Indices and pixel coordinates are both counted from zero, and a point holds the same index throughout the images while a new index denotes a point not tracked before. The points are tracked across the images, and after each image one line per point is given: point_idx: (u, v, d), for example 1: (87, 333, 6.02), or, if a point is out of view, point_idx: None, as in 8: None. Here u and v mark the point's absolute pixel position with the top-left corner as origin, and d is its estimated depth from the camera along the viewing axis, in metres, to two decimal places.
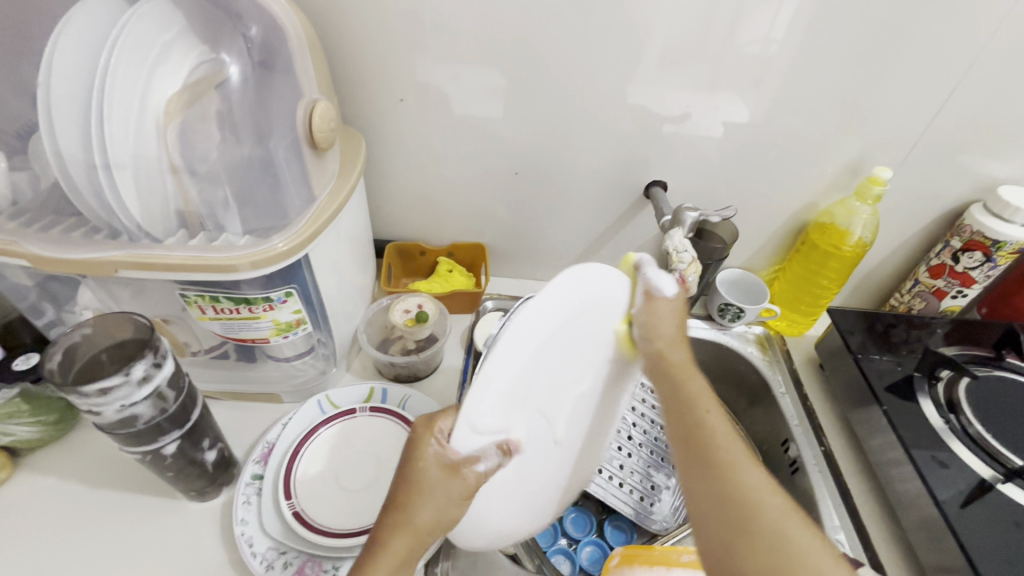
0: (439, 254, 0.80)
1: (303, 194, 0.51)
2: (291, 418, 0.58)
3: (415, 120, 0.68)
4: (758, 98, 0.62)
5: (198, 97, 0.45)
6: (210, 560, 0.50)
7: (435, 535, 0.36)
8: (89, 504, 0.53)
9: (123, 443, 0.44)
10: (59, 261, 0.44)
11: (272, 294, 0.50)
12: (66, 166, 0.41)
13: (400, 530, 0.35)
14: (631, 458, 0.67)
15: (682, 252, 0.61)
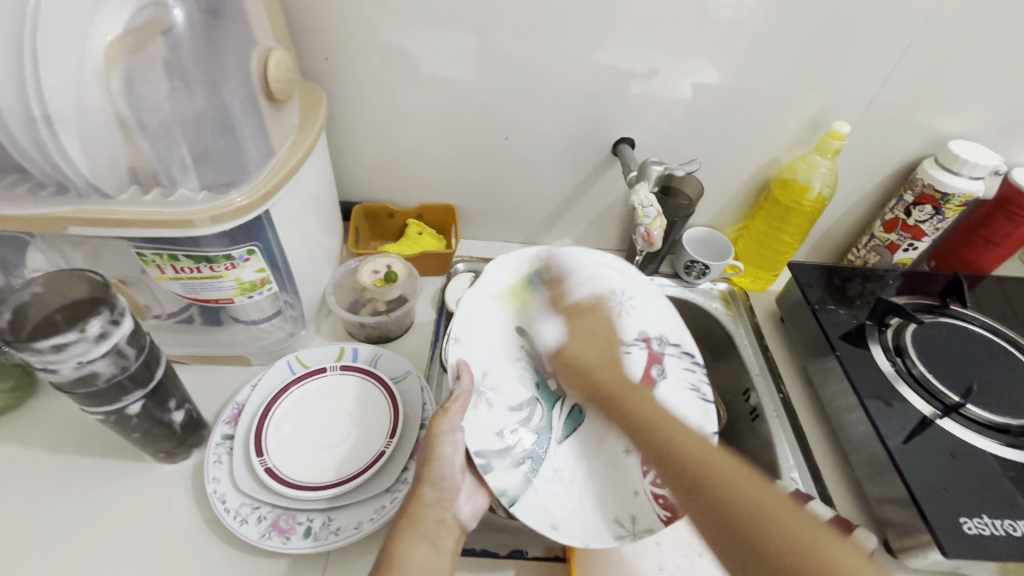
0: (408, 216, 0.79)
1: (261, 147, 0.50)
2: (260, 380, 0.58)
3: (377, 77, 0.66)
4: (723, 58, 0.62)
5: (143, 43, 0.42)
6: (182, 518, 0.50)
7: (444, 510, 0.47)
8: (53, 470, 0.53)
9: (83, 404, 0.43)
10: (12, 218, 0.44)
11: (233, 251, 0.49)
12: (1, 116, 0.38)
13: (415, 519, 0.46)
14: None
15: (648, 207, 0.61)
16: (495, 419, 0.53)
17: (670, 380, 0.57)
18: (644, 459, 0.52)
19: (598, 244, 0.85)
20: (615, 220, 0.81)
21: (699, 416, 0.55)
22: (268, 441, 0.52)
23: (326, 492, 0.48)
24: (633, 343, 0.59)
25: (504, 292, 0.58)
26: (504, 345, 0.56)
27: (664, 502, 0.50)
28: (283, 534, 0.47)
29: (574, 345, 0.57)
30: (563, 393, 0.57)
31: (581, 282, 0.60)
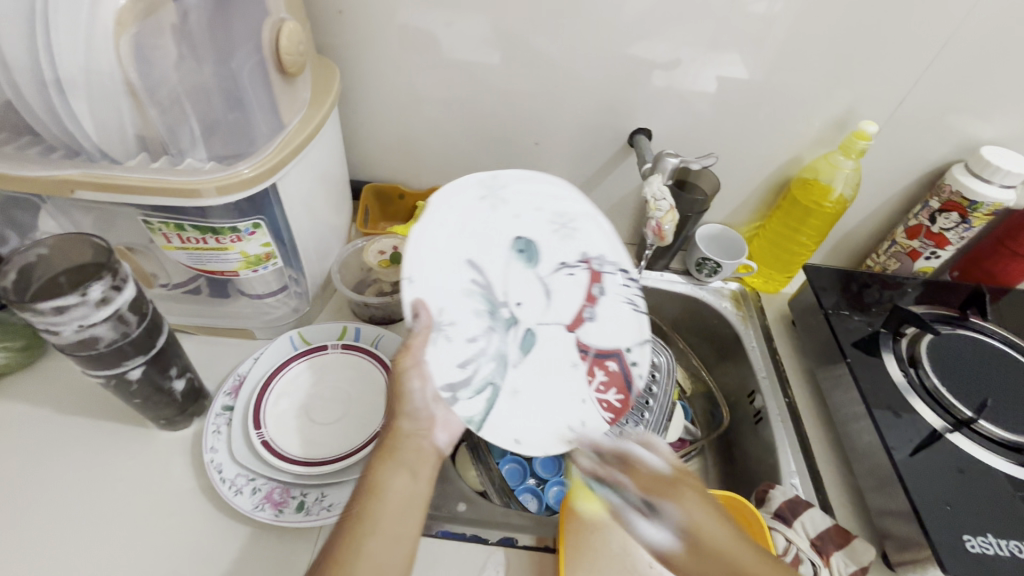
0: (418, 198, 0.78)
1: (272, 122, 0.50)
2: (263, 353, 0.58)
3: (391, 55, 0.65)
4: (747, 49, 0.60)
5: (154, 9, 0.41)
6: (179, 485, 0.51)
7: (422, 445, 0.47)
8: (57, 430, 0.54)
9: (85, 366, 0.43)
10: (21, 179, 0.44)
11: (239, 225, 0.49)
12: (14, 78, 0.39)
13: (391, 455, 0.45)
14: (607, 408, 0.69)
15: (660, 199, 0.58)
16: (450, 350, 0.48)
17: (609, 296, 0.58)
18: (591, 370, 0.55)
19: None
20: (628, 213, 0.80)
21: (631, 327, 0.57)
22: (267, 414, 0.53)
23: (320, 469, 0.49)
24: (573, 263, 0.57)
25: (455, 211, 0.52)
26: (456, 278, 0.50)
27: (607, 406, 0.54)
28: (276, 507, 0.48)
29: (521, 269, 0.54)
30: (517, 318, 0.53)
31: (520, 202, 0.56)
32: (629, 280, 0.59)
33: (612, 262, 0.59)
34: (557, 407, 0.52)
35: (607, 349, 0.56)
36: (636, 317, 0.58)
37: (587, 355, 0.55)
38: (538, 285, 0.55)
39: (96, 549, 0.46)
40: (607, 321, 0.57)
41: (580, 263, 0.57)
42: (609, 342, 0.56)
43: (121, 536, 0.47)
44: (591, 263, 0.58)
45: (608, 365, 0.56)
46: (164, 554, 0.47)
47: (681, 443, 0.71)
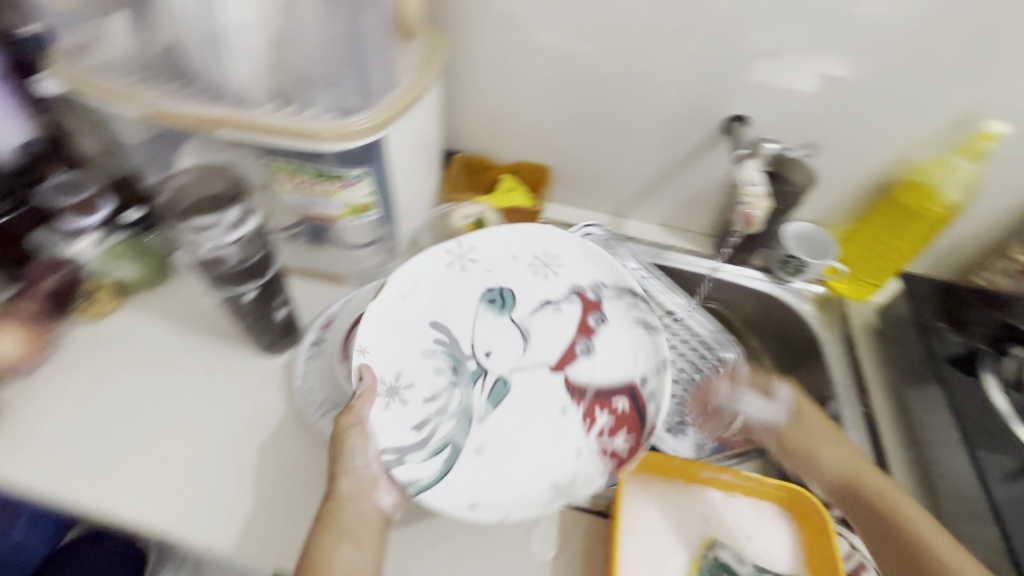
0: (503, 171, 0.81)
1: (387, 78, 0.53)
2: (353, 297, 0.63)
3: (493, 28, 0.66)
4: (863, 35, 0.57)
5: None
6: (272, 404, 0.57)
7: (364, 506, 0.46)
8: (175, 342, 0.61)
9: (210, 283, 0.49)
10: (172, 113, 0.50)
11: (348, 171, 0.53)
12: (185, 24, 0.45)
13: (329, 522, 0.44)
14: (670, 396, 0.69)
15: (751, 183, 0.57)
16: (400, 415, 0.51)
17: (609, 326, 0.57)
18: (587, 413, 0.52)
19: (688, 226, 0.82)
20: (711, 204, 0.78)
21: (643, 355, 0.54)
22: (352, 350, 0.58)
23: None
24: (564, 297, 0.59)
25: (420, 282, 0.57)
26: (418, 342, 0.55)
27: (610, 453, 0.50)
28: None
29: (495, 317, 0.58)
30: (486, 368, 0.55)
31: (494, 258, 0.60)
32: (637, 304, 0.57)
33: (613, 284, 0.59)
34: (547, 452, 0.51)
35: (612, 385, 0.54)
36: (650, 338, 0.55)
37: (584, 396, 0.53)
38: (515, 330, 0.57)
39: (206, 446, 0.54)
40: (606, 355, 0.55)
41: (570, 293, 0.59)
42: (613, 377, 0.54)
43: (226, 438, 0.54)
44: (587, 295, 0.59)
45: (615, 405, 0.52)
46: (261, 460, 0.53)
47: None
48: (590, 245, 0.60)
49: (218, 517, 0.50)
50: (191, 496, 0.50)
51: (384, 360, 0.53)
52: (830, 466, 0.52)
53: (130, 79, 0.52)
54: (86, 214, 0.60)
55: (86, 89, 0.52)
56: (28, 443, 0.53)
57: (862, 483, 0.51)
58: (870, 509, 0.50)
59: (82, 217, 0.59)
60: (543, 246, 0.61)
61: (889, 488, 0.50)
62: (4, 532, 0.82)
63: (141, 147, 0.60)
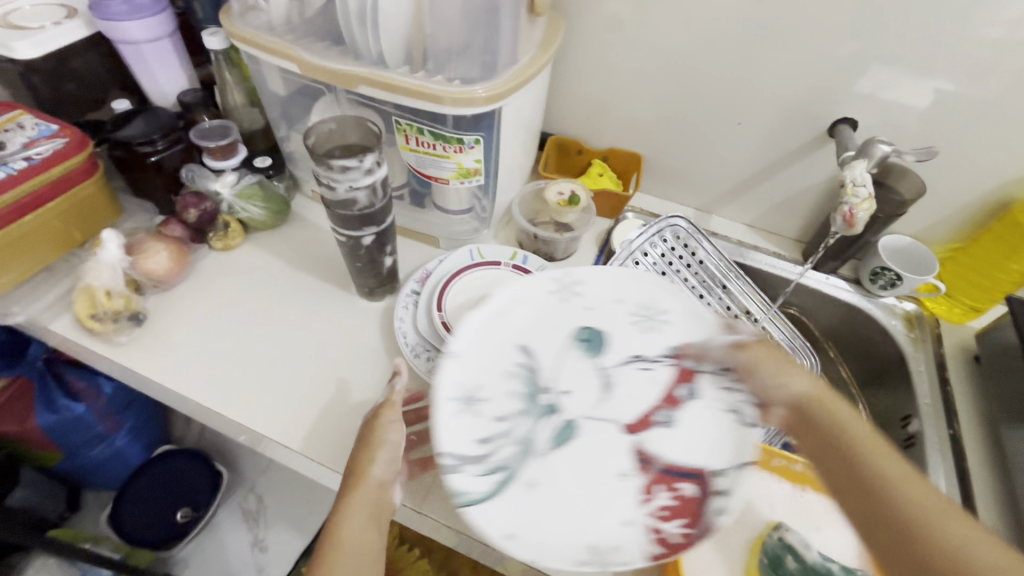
0: (594, 156, 0.83)
1: (513, 52, 0.57)
2: (448, 257, 0.67)
3: (608, 16, 0.69)
4: (999, 42, 0.55)
5: None
6: (370, 343, 0.63)
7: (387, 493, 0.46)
8: (290, 278, 0.68)
9: (338, 225, 0.55)
10: (320, 69, 0.56)
11: (464, 137, 0.58)
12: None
13: (355, 495, 0.44)
14: None
15: (860, 185, 0.57)
16: (468, 427, 0.48)
17: (699, 402, 0.51)
18: (648, 487, 0.48)
19: (776, 229, 0.82)
20: (804, 208, 0.77)
21: (727, 446, 0.49)
22: (447, 302, 0.63)
23: None
24: (658, 358, 0.54)
25: (521, 302, 0.55)
26: (502, 356, 0.52)
27: (660, 537, 0.46)
28: None
29: (580, 358, 0.54)
30: (558, 406, 0.52)
31: (600, 297, 0.56)
32: (733, 388, 0.51)
33: (714, 360, 0.52)
34: (597, 506, 0.47)
35: (686, 466, 0.49)
36: (740, 433, 0.49)
37: (648, 467, 0.49)
38: (596, 376, 0.53)
39: (313, 372, 0.60)
40: (686, 431, 0.50)
41: (666, 356, 0.53)
42: (686, 459, 0.49)
43: (331, 367, 0.60)
44: (684, 362, 0.53)
45: (680, 487, 0.48)
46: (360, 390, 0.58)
47: None
48: (705, 317, 0.53)
49: (321, 434, 0.55)
50: (299, 413, 0.56)
51: (466, 369, 0.51)
52: (807, 398, 0.46)
53: (288, 38, 0.59)
54: (228, 156, 0.68)
55: (250, 43, 0.59)
56: (166, 347, 0.60)
57: (829, 415, 0.45)
58: (834, 453, 0.43)
59: (222, 159, 0.68)
60: (653, 299, 0.56)
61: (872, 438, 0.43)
62: (111, 436, 0.92)
63: (282, 100, 0.67)
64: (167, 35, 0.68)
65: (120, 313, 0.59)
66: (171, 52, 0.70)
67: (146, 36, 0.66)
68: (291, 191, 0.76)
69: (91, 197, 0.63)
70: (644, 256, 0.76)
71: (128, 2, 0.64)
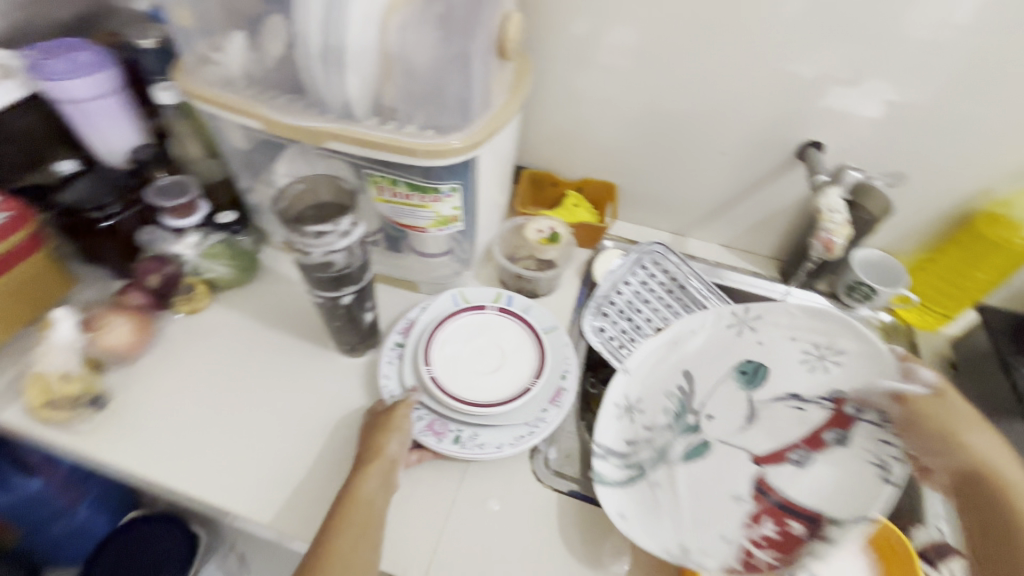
0: (569, 187, 0.83)
1: (486, 97, 0.55)
2: (429, 304, 0.65)
3: (576, 51, 0.69)
4: (951, 67, 0.58)
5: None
6: (354, 402, 0.60)
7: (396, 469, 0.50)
8: (263, 338, 0.65)
9: (314, 287, 0.52)
10: (284, 125, 0.54)
11: (441, 186, 0.56)
12: (311, 46, 0.49)
13: (372, 469, 0.49)
14: None
15: (834, 211, 0.59)
16: (622, 428, 0.60)
17: (847, 451, 0.51)
18: (757, 515, 0.52)
19: (752, 248, 0.83)
20: (777, 227, 0.79)
21: (852, 499, 0.48)
22: (433, 354, 0.59)
23: (469, 408, 0.55)
24: (817, 399, 0.54)
25: (696, 332, 0.62)
26: (666, 377, 0.62)
27: (746, 558, 0.50)
28: (436, 435, 0.55)
29: (734, 389, 0.59)
30: (703, 428, 0.59)
31: (776, 334, 0.58)
32: (889, 440, 0.49)
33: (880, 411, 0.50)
34: (703, 518, 0.52)
35: (811, 509, 0.50)
36: (876, 487, 0.48)
37: (763, 496, 0.52)
38: (744, 406, 0.58)
39: (296, 439, 0.56)
40: (817, 476, 0.51)
41: (825, 399, 0.54)
42: (807, 500, 0.51)
43: (315, 432, 0.57)
44: (845, 406, 0.52)
45: (789, 524, 0.50)
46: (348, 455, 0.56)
47: None
48: (888, 361, 0.51)
49: (310, 509, 0.52)
50: (285, 486, 0.53)
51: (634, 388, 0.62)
52: (972, 463, 0.46)
53: (248, 93, 0.56)
54: (188, 215, 0.64)
55: (209, 101, 0.57)
56: (133, 425, 0.56)
57: (1005, 488, 0.44)
58: (998, 524, 0.43)
59: (183, 219, 0.63)
60: (829, 341, 0.55)
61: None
62: (73, 507, 0.84)
63: (244, 153, 0.64)
64: (113, 92, 0.64)
65: (78, 399, 0.54)
66: (118, 110, 0.66)
67: (90, 93, 0.62)
68: (258, 245, 0.73)
69: (39, 270, 0.59)
70: (626, 284, 0.76)
71: (69, 61, 0.61)
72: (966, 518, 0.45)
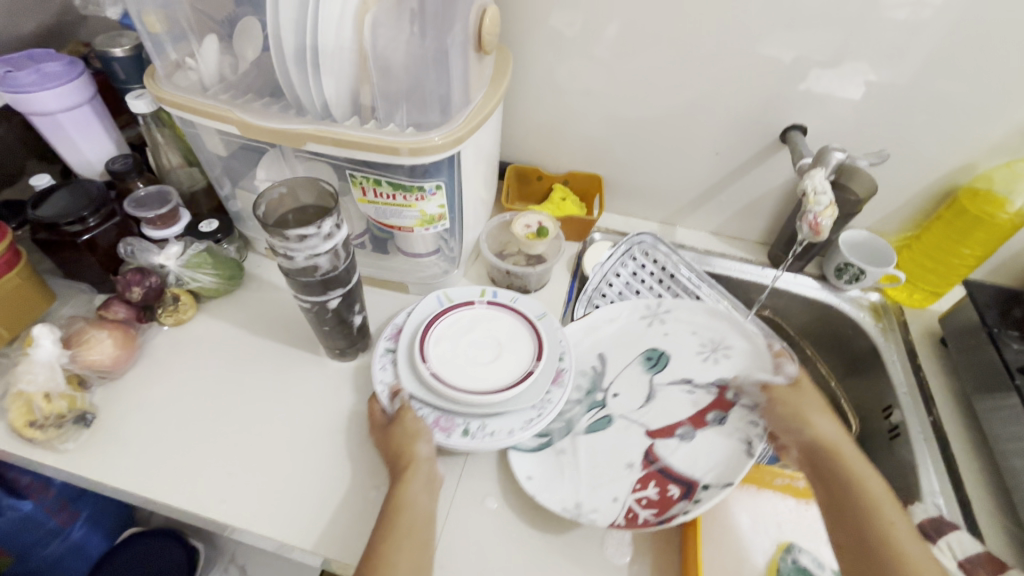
0: (554, 181, 0.82)
1: (467, 91, 0.55)
2: (414, 308, 0.63)
3: (555, 43, 0.68)
4: (928, 45, 0.58)
5: None
6: (347, 407, 0.59)
7: (434, 469, 0.50)
8: (252, 347, 0.64)
9: (299, 292, 0.51)
10: (261, 128, 0.53)
11: (424, 184, 0.55)
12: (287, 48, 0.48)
13: (410, 474, 0.48)
14: None
15: (821, 193, 0.58)
16: None
17: (722, 429, 0.56)
18: (645, 478, 0.53)
19: (740, 234, 0.83)
20: (764, 212, 0.79)
21: (722, 467, 0.53)
22: (429, 351, 0.58)
23: (478, 398, 0.53)
24: (705, 385, 0.60)
25: (614, 320, 0.66)
26: (580, 355, 0.64)
27: (630, 515, 0.51)
28: (445, 431, 0.53)
29: (639, 371, 0.62)
30: (608, 403, 0.60)
31: (680, 328, 0.65)
32: (757, 422, 0.55)
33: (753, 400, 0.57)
34: (599, 480, 0.53)
35: (688, 476, 0.53)
36: (739, 459, 0.52)
37: (650, 464, 0.54)
38: (645, 387, 0.61)
39: (290, 448, 0.56)
40: (699, 449, 0.55)
41: (712, 386, 0.59)
42: (686, 469, 0.53)
43: (309, 440, 0.56)
44: (726, 393, 0.58)
45: (668, 488, 0.52)
46: (343, 461, 0.55)
47: None
48: (765, 357, 0.59)
49: (305, 518, 0.51)
50: (280, 496, 0.52)
51: None
52: (814, 439, 0.50)
53: (223, 97, 0.55)
54: (169, 224, 0.64)
55: (181, 107, 0.55)
56: (124, 441, 0.55)
57: (841, 455, 0.48)
58: (838, 487, 0.47)
59: (163, 228, 0.63)
60: (718, 338, 0.63)
61: (865, 469, 0.47)
62: (66, 528, 0.83)
63: (223, 160, 0.63)
64: (86, 102, 0.63)
65: (64, 416, 0.53)
66: (93, 119, 0.64)
67: (62, 105, 0.60)
68: (242, 252, 0.73)
69: (18, 288, 0.57)
70: (617, 276, 0.76)
71: (37, 73, 0.59)
72: (819, 492, 0.48)
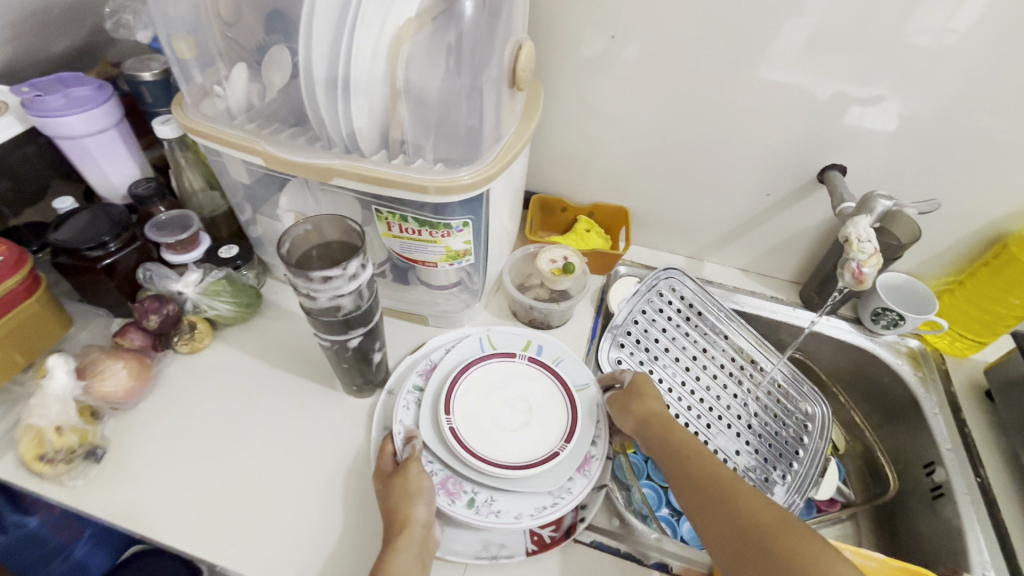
0: (579, 212, 0.81)
1: (499, 127, 0.53)
2: (454, 347, 0.63)
3: (586, 75, 0.67)
4: (978, 89, 0.56)
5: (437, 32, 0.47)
6: (362, 447, 0.57)
7: (429, 534, 0.47)
8: (268, 378, 0.62)
9: (320, 331, 0.50)
10: (287, 162, 0.52)
11: (451, 222, 0.54)
12: (318, 81, 0.47)
13: (403, 546, 0.44)
14: (740, 456, 0.67)
15: (864, 241, 0.56)
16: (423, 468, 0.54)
17: None
18: None
19: (769, 272, 0.80)
20: (796, 251, 0.76)
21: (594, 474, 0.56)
22: (456, 403, 0.56)
23: (490, 468, 0.51)
24: None
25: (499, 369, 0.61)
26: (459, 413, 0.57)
27: (536, 538, 0.51)
28: (450, 495, 0.51)
29: None
30: None
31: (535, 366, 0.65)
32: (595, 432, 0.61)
33: None
34: None
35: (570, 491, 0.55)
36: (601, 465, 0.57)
37: None
38: None
39: (303, 488, 0.53)
40: None
41: None
42: None
43: (323, 481, 0.54)
44: None
45: None
46: (357, 505, 0.53)
47: (831, 503, 0.72)
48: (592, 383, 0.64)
49: (315, 568, 0.49)
50: (293, 543, 0.50)
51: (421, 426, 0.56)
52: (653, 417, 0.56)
53: (249, 127, 0.54)
54: (189, 248, 0.62)
55: (207, 136, 0.54)
56: (135, 477, 0.53)
57: (674, 427, 0.54)
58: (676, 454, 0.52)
59: (182, 253, 0.61)
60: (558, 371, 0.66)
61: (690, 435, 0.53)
62: (70, 545, 0.81)
63: (245, 187, 0.62)
64: (112, 126, 0.62)
65: (74, 452, 0.52)
66: (118, 142, 0.64)
67: (88, 129, 0.60)
68: (260, 278, 0.71)
69: (34, 315, 0.56)
70: (643, 313, 0.74)
71: (67, 97, 0.58)
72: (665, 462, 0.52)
